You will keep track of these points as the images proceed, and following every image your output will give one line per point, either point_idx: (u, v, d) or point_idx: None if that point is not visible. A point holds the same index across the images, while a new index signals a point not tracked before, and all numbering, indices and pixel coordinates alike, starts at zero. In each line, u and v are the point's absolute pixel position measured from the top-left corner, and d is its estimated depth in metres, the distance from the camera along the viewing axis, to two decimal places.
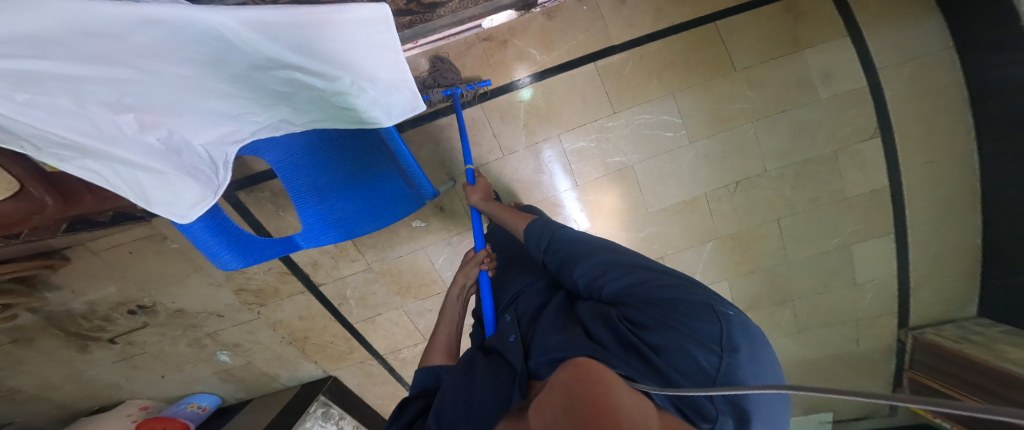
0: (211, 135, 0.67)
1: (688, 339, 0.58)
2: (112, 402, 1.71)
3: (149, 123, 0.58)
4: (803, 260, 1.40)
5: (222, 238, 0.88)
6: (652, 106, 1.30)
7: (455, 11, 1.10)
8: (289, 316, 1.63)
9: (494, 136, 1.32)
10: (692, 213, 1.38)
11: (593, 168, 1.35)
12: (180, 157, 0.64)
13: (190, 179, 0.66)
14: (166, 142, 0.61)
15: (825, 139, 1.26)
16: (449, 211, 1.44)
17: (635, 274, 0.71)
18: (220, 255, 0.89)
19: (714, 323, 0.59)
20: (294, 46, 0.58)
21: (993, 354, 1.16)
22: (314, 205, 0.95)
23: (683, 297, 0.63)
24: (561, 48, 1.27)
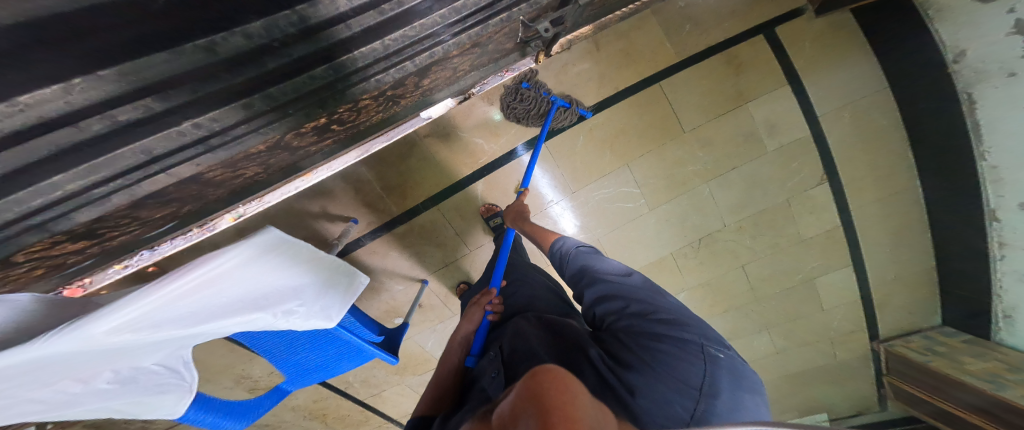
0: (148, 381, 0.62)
1: (668, 380, 0.53)
2: None
3: (87, 376, 0.54)
4: (774, 297, 1.40)
5: (218, 413, 0.90)
6: (608, 180, 1.26)
7: (384, 117, 0.94)
8: (304, 401, 1.73)
9: (456, 234, 1.31)
10: (661, 271, 1.38)
11: None
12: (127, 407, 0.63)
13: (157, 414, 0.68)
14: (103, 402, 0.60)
15: (778, 188, 1.18)
16: (426, 306, 1.42)
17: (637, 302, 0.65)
18: (218, 424, 0.92)
19: (697, 363, 0.54)
20: (182, 317, 0.50)
21: (956, 367, 1.21)
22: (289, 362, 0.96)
23: (675, 333, 0.58)
24: (506, 133, 1.24)
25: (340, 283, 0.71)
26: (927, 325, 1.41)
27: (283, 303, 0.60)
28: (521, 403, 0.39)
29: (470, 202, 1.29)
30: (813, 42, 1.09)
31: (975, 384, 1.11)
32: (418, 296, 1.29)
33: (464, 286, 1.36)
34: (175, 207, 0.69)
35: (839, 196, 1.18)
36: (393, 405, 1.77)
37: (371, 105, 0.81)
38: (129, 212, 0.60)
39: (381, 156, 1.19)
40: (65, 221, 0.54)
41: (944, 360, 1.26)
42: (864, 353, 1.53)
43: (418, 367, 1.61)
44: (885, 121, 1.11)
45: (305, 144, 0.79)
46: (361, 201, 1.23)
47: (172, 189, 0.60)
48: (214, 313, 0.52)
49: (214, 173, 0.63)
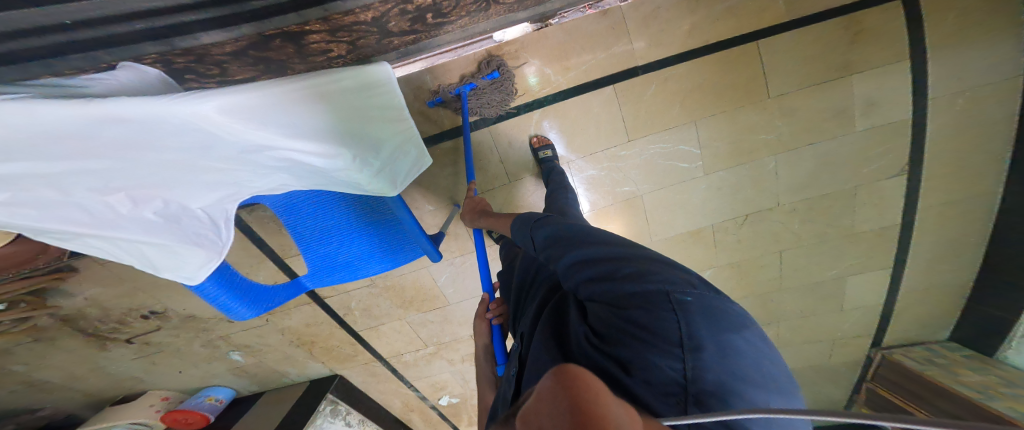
0: (209, 199, 0.64)
1: (652, 346, 0.42)
2: (137, 389, 1.88)
3: (139, 198, 0.57)
4: (796, 290, 1.40)
5: (235, 292, 0.83)
6: (670, 135, 1.19)
7: (464, 27, 0.93)
8: (296, 323, 1.64)
9: (500, 162, 1.24)
10: (696, 243, 1.35)
11: (601, 197, 1.29)
12: (181, 226, 0.65)
13: (194, 247, 0.67)
14: (163, 214, 0.61)
15: (849, 173, 1.18)
16: (452, 234, 1.36)
17: (596, 265, 0.53)
18: (233, 307, 0.85)
19: (670, 316, 0.43)
20: (284, 125, 0.54)
21: (948, 375, 1.27)
22: (319, 251, 0.91)
23: (645, 290, 0.46)
24: (577, 68, 1.13)
25: (409, 154, 0.74)
26: (931, 339, 1.47)
27: (363, 149, 0.63)
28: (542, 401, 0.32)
29: (519, 130, 1.21)
30: (957, 15, 0.99)
31: (965, 392, 1.16)
32: (450, 217, 1.23)
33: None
34: (257, 72, 0.77)
35: (910, 191, 1.18)
36: (388, 340, 1.71)
37: (469, 1, 0.77)
38: (225, 58, 0.68)
39: (447, 67, 1.11)
40: (190, 40, 0.61)
41: (940, 370, 1.31)
42: (859, 360, 1.58)
43: (426, 302, 1.55)
44: (1000, 115, 1.07)
45: (396, 32, 0.81)
46: (416, 109, 1.16)
47: (278, 40, 0.69)
48: (305, 131, 0.57)
49: (315, 37, 0.72)
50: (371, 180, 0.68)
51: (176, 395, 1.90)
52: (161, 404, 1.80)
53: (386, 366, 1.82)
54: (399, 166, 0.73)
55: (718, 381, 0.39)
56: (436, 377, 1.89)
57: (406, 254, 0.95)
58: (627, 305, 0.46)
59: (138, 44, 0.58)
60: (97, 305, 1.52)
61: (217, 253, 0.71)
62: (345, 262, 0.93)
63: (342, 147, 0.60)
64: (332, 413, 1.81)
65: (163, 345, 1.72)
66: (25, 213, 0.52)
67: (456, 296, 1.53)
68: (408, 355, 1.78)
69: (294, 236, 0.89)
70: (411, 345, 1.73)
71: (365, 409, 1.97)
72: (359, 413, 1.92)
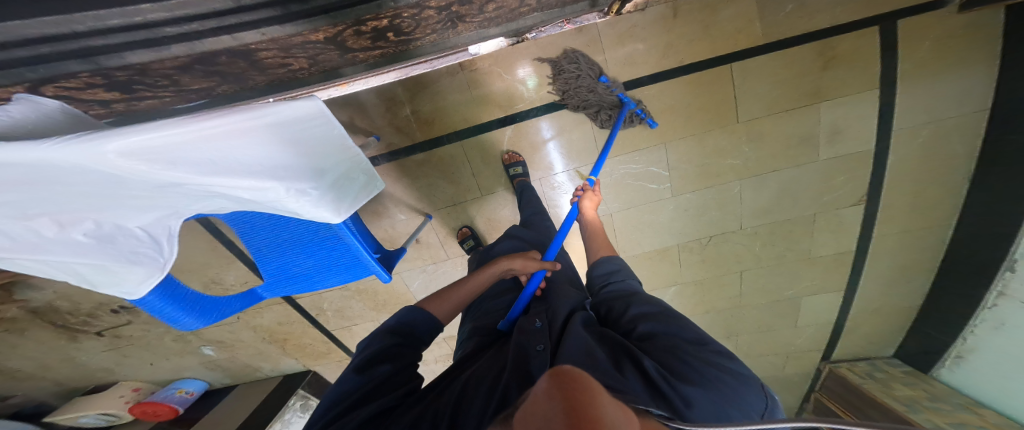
0: (147, 218, 0.61)
1: (730, 404, 0.48)
2: (108, 381, 1.86)
3: (67, 222, 0.55)
4: (756, 307, 1.46)
5: (184, 305, 0.82)
6: (640, 156, 1.20)
7: (436, 41, 0.83)
8: (268, 322, 1.64)
9: (472, 176, 1.23)
10: (662, 260, 1.38)
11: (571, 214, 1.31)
12: (116, 245, 0.62)
13: (132, 266, 0.65)
14: (93, 236, 0.59)
15: (810, 201, 1.20)
16: (424, 243, 1.36)
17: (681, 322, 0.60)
18: (180, 319, 0.83)
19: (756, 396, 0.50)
20: (202, 163, 0.51)
21: (884, 390, 1.36)
22: (274, 262, 0.90)
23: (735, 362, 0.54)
24: (551, 85, 1.12)
25: (356, 180, 0.76)
26: (878, 355, 1.55)
27: (299, 183, 0.61)
28: (538, 402, 0.34)
29: (494, 142, 1.19)
30: (933, 44, 0.98)
31: (892, 405, 1.26)
32: (419, 230, 1.21)
33: (467, 231, 1.30)
34: (213, 83, 0.68)
35: (869, 220, 1.21)
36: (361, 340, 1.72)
37: (434, 19, 0.72)
38: (172, 72, 0.59)
39: (419, 79, 1.09)
40: (116, 59, 0.53)
41: (878, 384, 1.40)
42: (810, 371, 1.67)
43: (398, 306, 1.56)
44: (961, 149, 1.08)
45: (357, 48, 0.74)
46: (386, 121, 1.14)
47: (224, 59, 0.61)
48: (232, 167, 0.54)
49: (267, 54, 0.64)
50: (312, 209, 0.65)
51: (148, 386, 1.89)
52: (131, 395, 1.79)
53: None
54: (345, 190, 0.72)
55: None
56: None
57: (363, 270, 0.95)
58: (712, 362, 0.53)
59: (56, 62, 0.50)
60: (66, 298, 1.50)
61: (160, 269, 0.70)
62: (300, 275, 0.93)
63: (275, 181, 0.58)
64: (303, 408, 1.83)
65: (134, 338, 1.70)
66: None
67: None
68: None
69: (248, 248, 0.88)
70: None
71: None
72: None
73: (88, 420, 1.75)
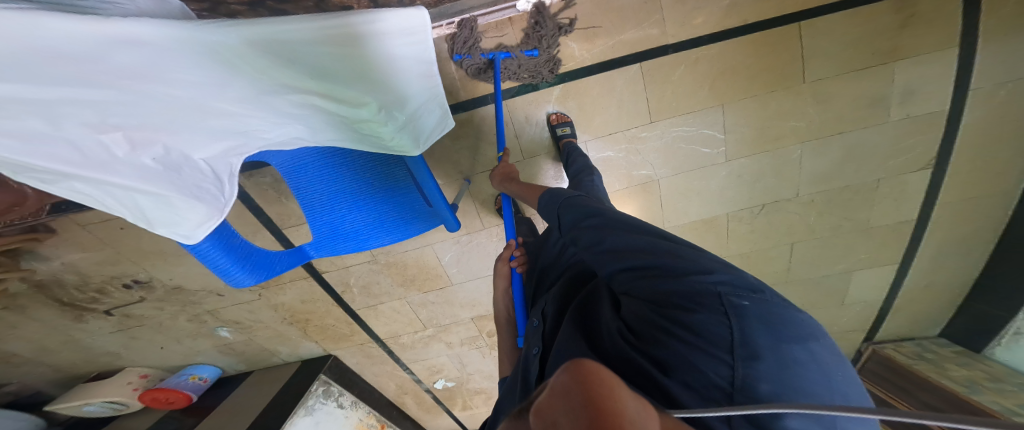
0: (216, 148, 0.57)
1: (698, 352, 0.39)
2: (113, 367, 1.78)
3: (138, 141, 0.50)
4: (803, 282, 1.40)
5: (234, 256, 0.75)
6: (694, 119, 1.14)
7: None
8: (291, 300, 1.57)
9: (516, 137, 1.18)
10: (709, 231, 1.35)
11: (616, 180, 1.26)
12: (182, 176, 0.56)
13: (195, 203, 0.58)
14: (163, 162, 0.54)
15: (875, 167, 1.13)
16: (460, 212, 1.30)
17: (627, 261, 0.50)
18: (231, 272, 0.76)
19: (723, 322, 0.38)
20: (311, 67, 0.51)
21: (936, 370, 1.31)
22: (327, 215, 0.83)
23: (683, 284, 0.43)
24: (603, 42, 1.05)
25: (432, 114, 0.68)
26: (923, 335, 1.49)
27: (389, 104, 0.60)
28: (551, 400, 0.26)
29: (538, 101, 1.14)
30: None
31: (950, 385, 1.20)
32: (459, 195, 1.16)
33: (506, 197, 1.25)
34: None
35: (931, 190, 1.15)
36: (386, 321, 1.65)
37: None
38: None
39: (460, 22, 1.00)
40: None
41: (928, 365, 1.35)
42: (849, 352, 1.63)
43: (428, 281, 1.49)
44: None
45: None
46: None
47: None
48: (336, 75, 0.54)
49: None
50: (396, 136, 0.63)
51: (155, 373, 1.80)
52: (139, 382, 1.70)
53: (383, 347, 1.76)
54: (424, 126, 0.68)
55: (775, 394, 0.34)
56: (433, 360, 1.85)
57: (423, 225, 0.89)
58: (668, 305, 0.44)
59: None
60: (75, 271, 1.41)
61: (219, 211, 0.62)
62: (355, 231, 0.86)
63: (369, 96, 0.57)
64: (325, 394, 1.74)
65: (145, 318, 1.62)
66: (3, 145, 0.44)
67: (460, 277, 1.47)
68: (406, 337, 1.73)
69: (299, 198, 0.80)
70: (410, 327, 1.68)
71: (359, 390, 1.92)
72: (353, 394, 1.87)
73: (93, 408, 1.65)
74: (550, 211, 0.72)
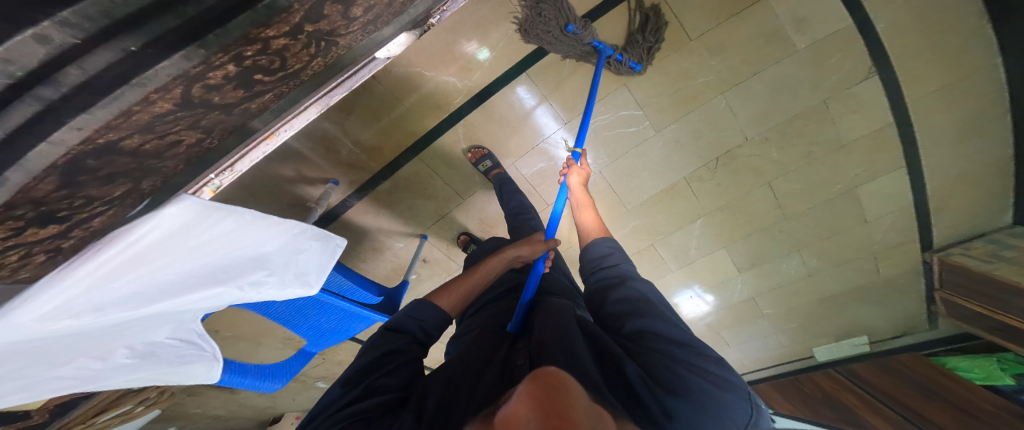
0: (162, 331, 0.59)
1: (711, 415, 0.50)
2: (275, 414, 2.39)
3: (101, 353, 0.53)
4: (804, 214, 1.24)
5: (257, 377, 1.00)
6: (604, 105, 1.13)
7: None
8: (348, 355, 1.89)
9: (446, 184, 1.29)
10: (674, 198, 1.28)
11: (558, 185, 1.29)
12: (155, 357, 0.62)
13: (188, 363, 0.70)
14: (134, 355, 0.58)
15: (809, 91, 1.01)
16: (434, 260, 1.46)
17: (681, 333, 0.58)
18: (260, 384, 1.02)
19: (739, 406, 0.52)
20: (130, 300, 0.42)
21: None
22: (303, 327, 1.01)
23: (722, 373, 0.54)
24: (481, 68, 1.10)
25: (310, 247, 0.57)
26: (994, 228, 1.18)
27: (255, 273, 0.51)
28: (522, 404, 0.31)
29: (452, 148, 1.23)
30: None
31: None
32: (418, 250, 1.33)
33: (465, 237, 1.37)
34: None
35: (892, 86, 0.97)
36: None
37: (298, 45, 0.34)
38: None
39: (344, 109, 1.11)
40: None
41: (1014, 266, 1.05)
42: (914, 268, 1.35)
43: None
44: None
45: (222, 107, 0.34)
46: (342, 164, 1.20)
47: (89, 162, 0.28)
48: (175, 287, 0.44)
49: None
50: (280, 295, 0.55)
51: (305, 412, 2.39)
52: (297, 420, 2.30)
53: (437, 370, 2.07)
54: (308, 261, 0.56)
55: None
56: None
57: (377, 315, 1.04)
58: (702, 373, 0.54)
59: None
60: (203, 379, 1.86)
61: (214, 357, 0.75)
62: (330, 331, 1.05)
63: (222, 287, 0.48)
64: None
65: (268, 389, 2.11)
66: None
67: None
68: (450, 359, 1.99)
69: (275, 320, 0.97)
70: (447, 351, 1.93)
71: None
72: None
73: None
74: (612, 254, 0.82)
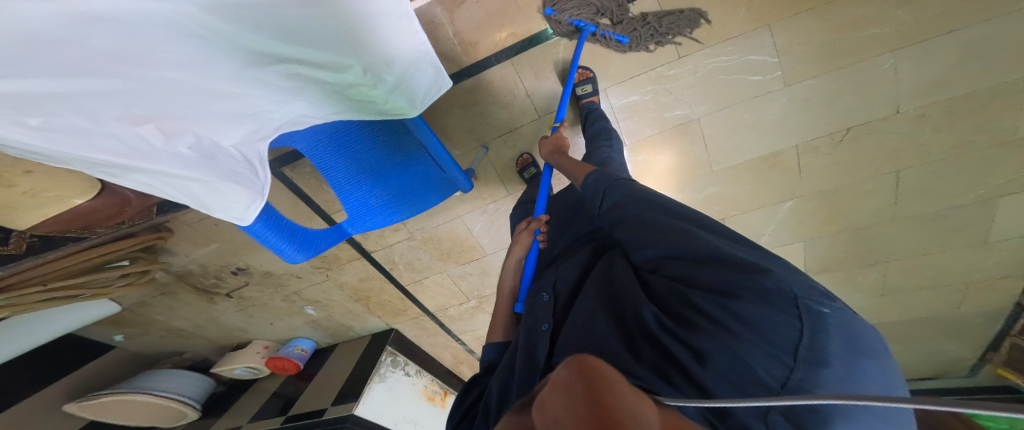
0: (239, 133, 0.58)
1: (771, 349, 0.32)
2: (243, 339, 2.12)
3: (170, 131, 0.52)
4: (921, 218, 1.11)
5: (284, 234, 0.78)
6: (734, 46, 0.93)
7: None
8: (351, 278, 1.64)
9: (527, 96, 1.09)
10: (772, 170, 1.12)
11: (646, 126, 1.10)
12: (217, 163, 0.58)
13: (234, 186, 0.61)
14: (197, 150, 0.55)
15: (1007, 64, 0.84)
16: (484, 181, 1.27)
17: (674, 246, 0.44)
18: (284, 249, 0.80)
19: (789, 319, 0.32)
20: (280, 31, 0.47)
21: None
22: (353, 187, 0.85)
23: (746, 274, 0.36)
24: None
25: (424, 73, 0.63)
26: None
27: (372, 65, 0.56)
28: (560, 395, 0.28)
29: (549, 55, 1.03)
30: None
31: None
32: (477, 161, 1.15)
33: (527, 157, 1.20)
34: None
35: None
36: (432, 295, 1.73)
37: None
38: None
39: None
40: None
41: None
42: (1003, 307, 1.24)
43: (462, 254, 1.48)
44: None
45: None
46: None
47: None
48: (309, 37, 0.49)
49: None
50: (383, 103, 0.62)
51: (274, 343, 2.14)
52: (265, 351, 2.04)
53: (434, 321, 1.89)
54: (418, 82, 0.63)
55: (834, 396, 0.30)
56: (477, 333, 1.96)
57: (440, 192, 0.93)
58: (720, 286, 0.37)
59: None
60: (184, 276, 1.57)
61: (259, 193, 0.65)
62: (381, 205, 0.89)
63: (348, 58, 0.54)
64: (393, 364, 1.95)
65: (248, 307, 1.86)
66: (55, 140, 0.46)
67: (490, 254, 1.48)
68: (453, 309, 1.80)
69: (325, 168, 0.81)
70: (454, 300, 1.73)
71: (420, 360, 2.15)
72: (416, 364, 2.07)
73: (239, 373, 2.03)
74: (593, 187, 0.63)
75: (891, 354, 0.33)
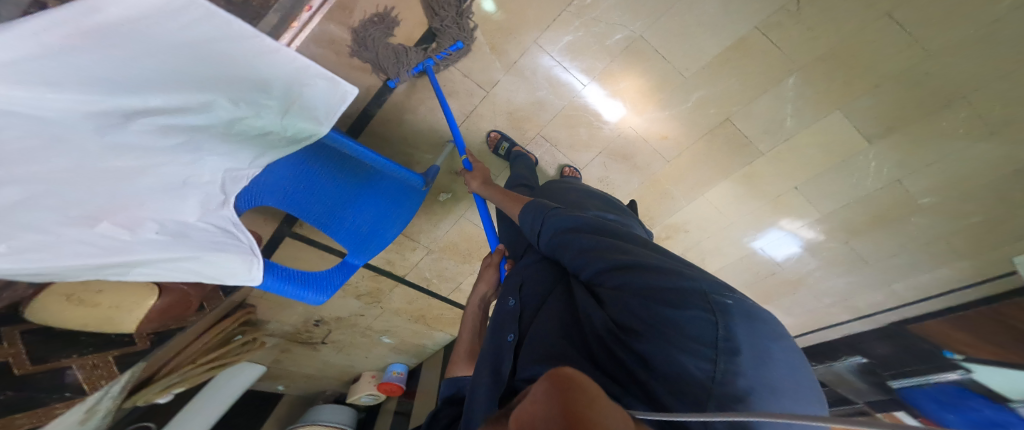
0: (196, 208, 0.68)
1: (689, 346, 0.41)
2: (350, 376, 2.53)
3: (130, 223, 0.58)
4: (958, 43, 1.00)
5: (299, 284, 0.96)
6: None
7: None
8: (401, 304, 1.88)
9: (466, 77, 1.17)
10: (747, 56, 1.12)
11: (596, 58, 1.15)
12: (193, 237, 0.68)
13: (222, 253, 0.74)
14: (167, 232, 0.64)
15: None
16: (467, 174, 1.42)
17: (621, 264, 0.56)
18: (305, 295, 0.98)
19: (705, 316, 0.43)
20: (115, 86, 0.47)
21: None
22: (339, 226, 1.02)
23: (671, 283, 0.48)
24: None
25: (312, 84, 0.71)
26: None
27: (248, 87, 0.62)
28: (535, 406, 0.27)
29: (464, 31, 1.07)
30: None
31: None
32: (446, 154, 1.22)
33: (497, 134, 1.31)
34: None
35: None
36: None
37: None
38: None
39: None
40: None
41: None
42: None
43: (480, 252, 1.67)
44: None
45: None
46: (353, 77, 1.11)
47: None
48: (168, 82, 0.53)
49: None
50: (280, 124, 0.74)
51: (377, 372, 2.51)
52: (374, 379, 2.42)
53: None
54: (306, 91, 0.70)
55: (749, 387, 0.38)
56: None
57: (410, 201, 1.06)
58: (654, 293, 0.48)
59: None
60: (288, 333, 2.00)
61: (247, 254, 0.80)
62: (367, 232, 1.05)
63: (214, 93, 0.59)
64: None
65: (344, 347, 2.20)
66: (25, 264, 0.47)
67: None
68: None
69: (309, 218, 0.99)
70: None
71: None
72: None
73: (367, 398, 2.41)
74: (536, 216, 0.82)
75: (789, 340, 0.44)
